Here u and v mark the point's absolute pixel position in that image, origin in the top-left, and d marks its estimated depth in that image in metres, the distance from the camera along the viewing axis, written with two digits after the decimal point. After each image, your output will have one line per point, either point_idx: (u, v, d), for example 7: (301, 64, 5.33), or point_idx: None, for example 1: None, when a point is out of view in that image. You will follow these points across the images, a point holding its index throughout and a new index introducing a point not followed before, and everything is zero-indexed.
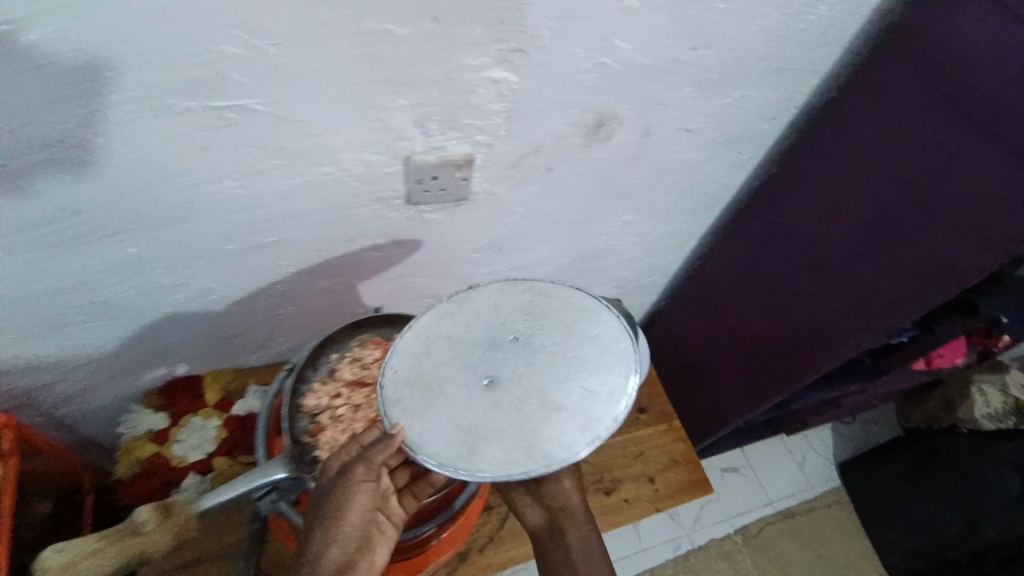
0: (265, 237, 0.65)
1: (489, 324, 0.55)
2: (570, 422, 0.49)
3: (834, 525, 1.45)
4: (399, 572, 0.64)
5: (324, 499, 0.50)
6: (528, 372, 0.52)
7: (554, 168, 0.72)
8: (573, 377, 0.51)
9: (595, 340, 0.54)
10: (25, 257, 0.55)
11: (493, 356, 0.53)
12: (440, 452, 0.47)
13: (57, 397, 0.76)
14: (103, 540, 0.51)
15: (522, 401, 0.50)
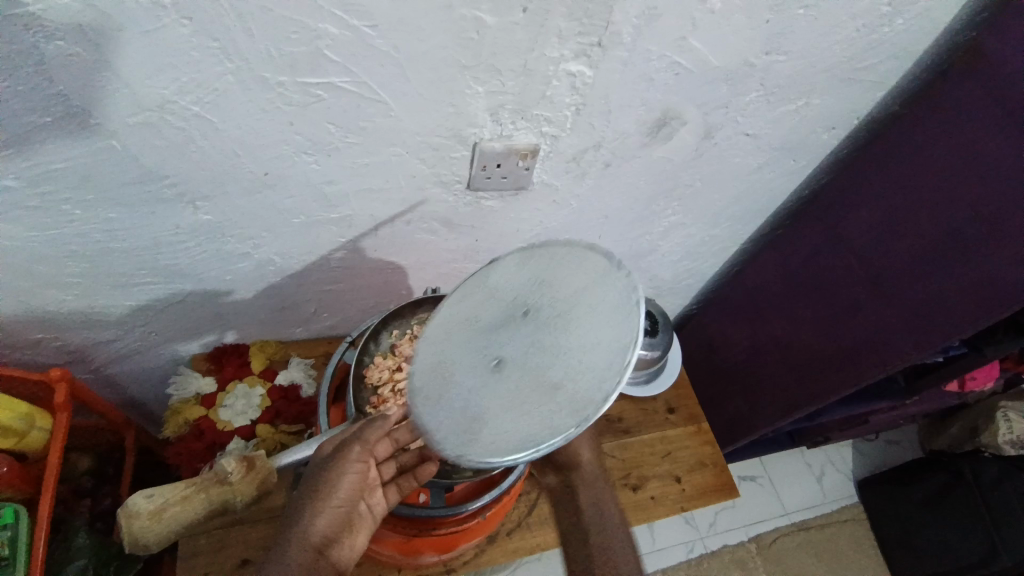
0: (329, 213, 0.66)
1: (505, 302, 0.56)
2: (558, 399, 0.48)
3: (848, 542, 1.45)
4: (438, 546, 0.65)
5: (319, 474, 0.53)
6: (522, 350, 0.52)
7: (612, 164, 0.73)
8: (572, 354, 0.50)
9: (602, 308, 0.51)
10: (109, 215, 0.58)
11: (502, 337, 0.54)
12: (449, 437, 0.51)
13: (109, 356, 0.78)
14: (190, 489, 0.58)
15: (524, 381, 0.51)
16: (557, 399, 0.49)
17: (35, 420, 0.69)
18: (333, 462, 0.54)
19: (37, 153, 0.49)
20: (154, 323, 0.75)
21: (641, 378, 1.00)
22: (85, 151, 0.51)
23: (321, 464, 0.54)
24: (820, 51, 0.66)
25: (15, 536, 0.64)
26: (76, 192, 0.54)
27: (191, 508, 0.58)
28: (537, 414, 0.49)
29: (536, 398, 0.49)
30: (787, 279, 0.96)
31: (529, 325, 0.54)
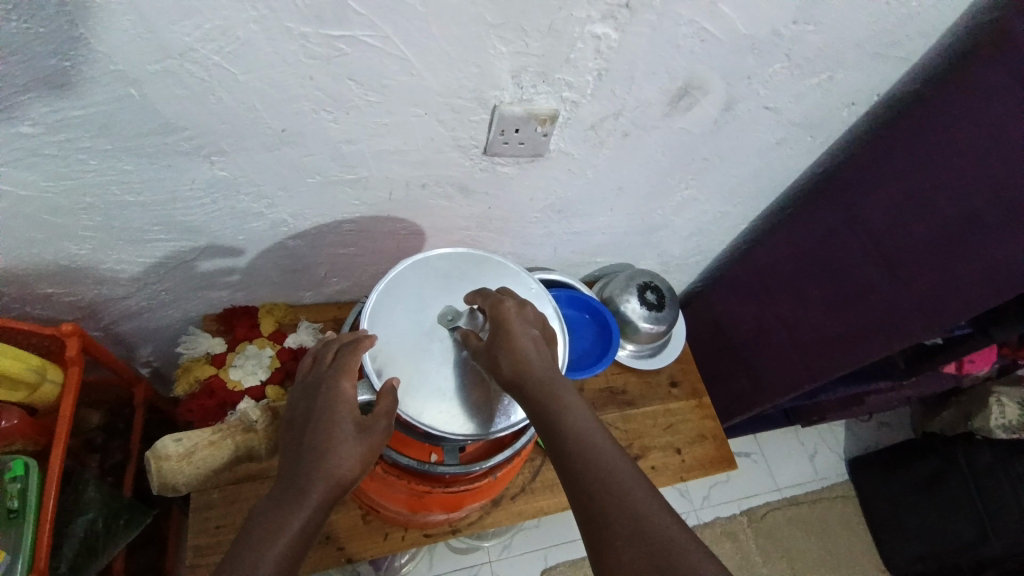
0: (345, 173, 0.66)
1: (450, 296, 0.60)
2: (439, 406, 0.55)
3: (837, 518, 1.48)
4: (438, 502, 0.65)
5: (321, 432, 0.50)
6: (435, 352, 0.57)
7: (631, 133, 0.72)
8: (401, 363, 0.56)
9: (377, 325, 0.57)
10: (128, 166, 0.57)
11: (440, 332, 0.58)
12: (510, 409, 0.56)
13: (121, 313, 0.78)
14: (220, 436, 0.70)
15: (436, 378, 0.56)
16: (458, 411, 0.55)
17: (47, 372, 0.69)
18: (352, 445, 0.50)
19: (56, 98, 0.49)
20: (166, 280, 0.75)
21: (646, 352, 1.01)
22: (106, 98, 0.50)
23: (339, 440, 0.49)
24: (850, 23, 0.65)
25: (26, 487, 0.65)
26: (92, 140, 0.53)
27: (218, 452, 0.70)
28: (481, 402, 0.56)
29: (471, 392, 0.56)
30: (796, 256, 0.97)
31: (434, 343, 0.57)
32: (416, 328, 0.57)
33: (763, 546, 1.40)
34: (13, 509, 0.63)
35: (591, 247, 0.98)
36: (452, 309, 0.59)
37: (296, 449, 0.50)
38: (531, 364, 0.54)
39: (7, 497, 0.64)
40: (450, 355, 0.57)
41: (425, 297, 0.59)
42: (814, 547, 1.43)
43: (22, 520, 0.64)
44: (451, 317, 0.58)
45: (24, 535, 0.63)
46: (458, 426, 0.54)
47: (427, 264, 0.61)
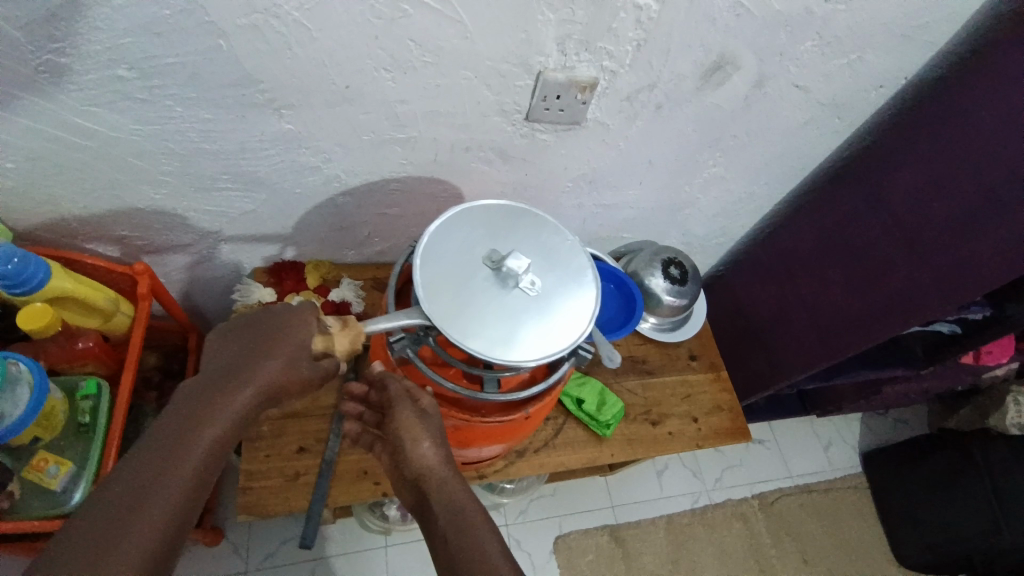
0: (397, 132, 0.72)
1: (495, 241, 0.63)
2: (483, 335, 0.57)
3: (849, 509, 1.50)
4: (468, 433, 0.68)
5: (257, 354, 0.56)
6: (480, 287, 0.59)
7: (663, 106, 0.76)
8: (450, 294, 0.58)
9: (429, 259, 0.60)
10: (207, 115, 0.63)
11: (485, 271, 0.60)
12: (548, 346, 0.58)
13: (183, 259, 0.85)
14: None
15: (480, 310, 0.58)
16: (501, 340, 0.57)
17: (121, 304, 0.73)
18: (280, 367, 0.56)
19: (155, 45, 0.55)
20: (226, 230, 0.82)
21: (666, 325, 1.05)
22: (198, 51, 0.56)
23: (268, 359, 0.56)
24: (876, 6, 0.69)
25: (96, 406, 0.68)
26: (180, 89, 0.60)
27: None
28: (524, 334, 0.58)
29: (514, 325, 0.58)
30: (819, 239, 1.01)
31: (479, 280, 0.60)
32: (463, 265, 0.60)
33: (774, 530, 1.43)
34: (83, 424, 0.67)
35: (617, 221, 1.02)
36: (497, 252, 0.62)
37: (237, 356, 0.56)
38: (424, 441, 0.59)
39: (80, 413, 0.67)
40: (495, 292, 0.59)
41: (470, 240, 0.62)
42: (825, 535, 1.45)
43: (91, 436, 0.67)
44: (496, 259, 0.61)
45: (91, 448, 0.66)
46: (502, 354, 0.56)
47: (473, 213, 0.64)
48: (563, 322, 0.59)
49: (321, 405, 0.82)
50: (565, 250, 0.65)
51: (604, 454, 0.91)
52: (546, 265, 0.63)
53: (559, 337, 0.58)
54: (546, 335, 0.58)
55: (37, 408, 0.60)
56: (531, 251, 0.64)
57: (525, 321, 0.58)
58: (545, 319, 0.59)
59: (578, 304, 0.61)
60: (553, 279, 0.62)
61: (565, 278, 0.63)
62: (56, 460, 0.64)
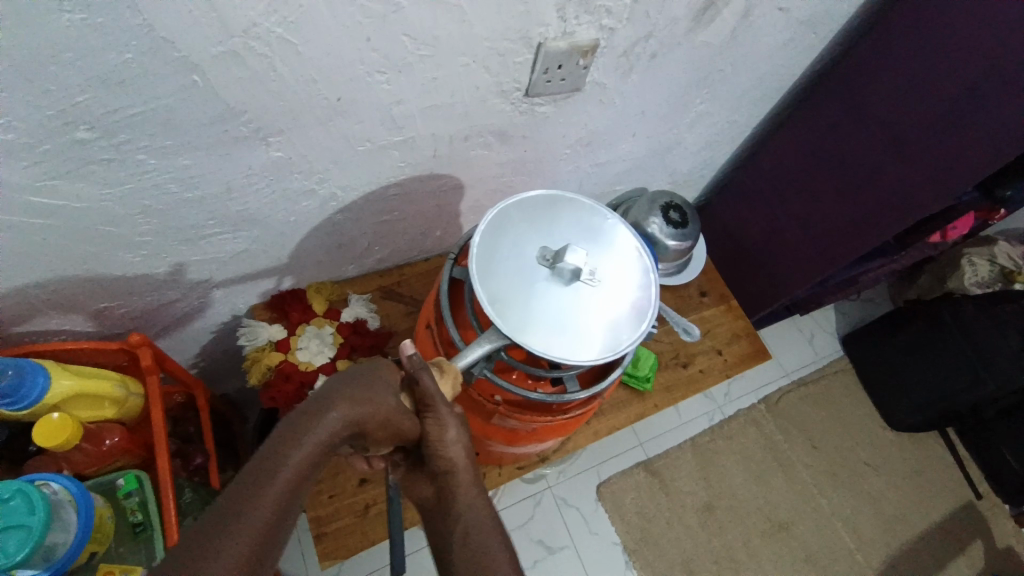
0: (394, 136, 0.65)
1: (541, 239, 0.61)
2: (563, 339, 0.55)
3: (838, 390, 1.65)
4: (543, 433, 0.67)
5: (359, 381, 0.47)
6: (544, 290, 0.57)
7: (657, 55, 0.74)
8: (518, 304, 0.56)
9: (485, 273, 0.57)
10: (186, 162, 0.55)
11: (543, 272, 0.58)
12: (624, 334, 0.57)
13: (175, 315, 0.77)
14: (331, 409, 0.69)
15: (551, 314, 0.56)
16: (582, 340, 0.56)
17: (128, 385, 0.65)
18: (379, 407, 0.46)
19: (119, 96, 0.46)
20: (217, 276, 0.74)
21: (672, 270, 1.04)
22: (172, 92, 0.48)
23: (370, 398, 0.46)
24: None
25: (143, 499, 0.62)
26: (153, 139, 0.51)
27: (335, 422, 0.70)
28: (600, 327, 0.57)
29: (588, 320, 0.57)
30: (803, 153, 1.03)
31: (541, 283, 0.58)
32: (521, 271, 0.58)
33: (783, 425, 1.55)
34: (137, 523, 0.61)
35: (611, 176, 1.00)
36: (549, 249, 0.60)
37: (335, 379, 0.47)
38: (469, 480, 0.52)
39: (129, 512, 0.61)
40: (560, 291, 0.57)
41: (519, 243, 0.60)
42: (824, 418, 1.60)
43: (150, 532, 0.61)
44: (551, 257, 0.59)
45: (156, 544, 0.61)
46: (586, 354, 0.55)
47: (511, 212, 0.61)
48: (630, 306, 0.59)
49: None
50: (608, 231, 0.64)
51: (649, 407, 0.94)
52: (596, 251, 0.62)
53: (631, 322, 0.58)
54: (620, 324, 0.58)
55: (89, 523, 0.55)
56: (578, 238, 0.62)
57: (597, 313, 0.57)
58: (614, 307, 0.58)
59: (637, 284, 0.61)
60: (607, 264, 0.61)
61: (618, 259, 0.62)
62: (123, 568, 0.57)
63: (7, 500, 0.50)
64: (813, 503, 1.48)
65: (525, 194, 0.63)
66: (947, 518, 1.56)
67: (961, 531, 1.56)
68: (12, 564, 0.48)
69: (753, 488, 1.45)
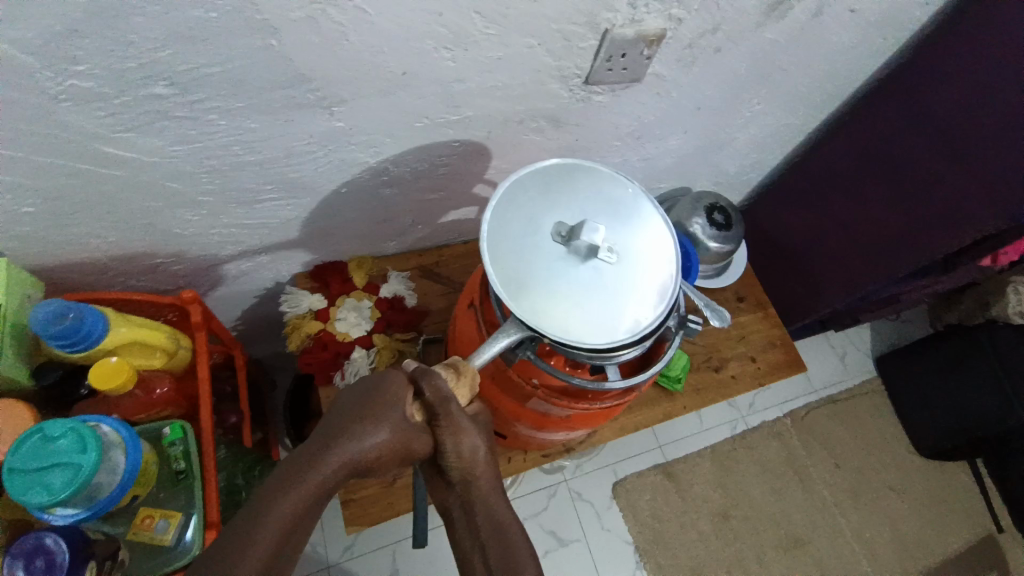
0: (451, 114, 0.66)
1: (557, 214, 0.59)
2: (578, 321, 0.54)
3: (867, 410, 1.61)
4: (576, 419, 0.66)
5: (367, 402, 0.45)
6: (558, 268, 0.56)
7: (722, 49, 0.72)
8: (531, 285, 0.55)
9: (497, 254, 0.56)
10: (252, 125, 0.56)
11: (558, 248, 0.57)
12: (644, 314, 0.56)
13: (222, 277, 0.80)
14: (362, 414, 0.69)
15: (566, 293, 0.55)
16: (599, 320, 0.55)
17: (179, 339, 0.67)
18: (386, 436, 0.44)
19: (200, 54, 0.47)
20: (266, 241, 0.76)
21: (711, 272, 1.03)
22: (248, 54, 0.49)
23: (374, 432, 0.44)
24: None
25: (187, 449, 0.63)
26: (224, 99, 0.52)
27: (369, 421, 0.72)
28: (619, 304, 0.55)
29: (606, 298, 0.55)
30: (855, 160, 1.00)
31: (556, 261, 0.56)
32: (534, 250, 0.57)
33: (806, 440, 1.52)
34: (180, 471, 0.62)
35: (656, 171, 0.99)
36: (564, 225, 0.58)
37: (341, 403, 0.46)
38: (490, 491, 0.51)
39: (173, 460, 0.62)
40: (576, 268, 0.56)
41: (533, 220, 0.58)
42: (850, 437, 1.56)
43: (191, 481, 0.62)
44: (566, 234, 0.57)
45: (195, 494, 0.62)
46: (603, 337, 0.54)
47: (524, 189, 0.60)
48: (647, 282, 0.58)
49: None
50: (625, 204, 0.62)
51: (677, 408, 0.93)
52: (613, 227, 0.60)
53: (653, 298, 0.57)
54: (638, 300, 0.56)
55: (134, 471, 0.56)
56: (594, 214, 0.60)
57: (615, 291, 0.56)
58: (632, 283, 0.57)
59: (655, 257, 0.59)
60: (624, 238, 0.59)
61: (635, 234, 0.60)
62: (162, 514, 0.59)
63: (58, 438, 0.51)
64: (831, 522, 1.45)
65: (542, 167, 0.61)
66: (970, 551, 1.51)
67: (985, 565, 1.50)
68: (57, 501, 0.49)
69: (771, 501, 1.42)
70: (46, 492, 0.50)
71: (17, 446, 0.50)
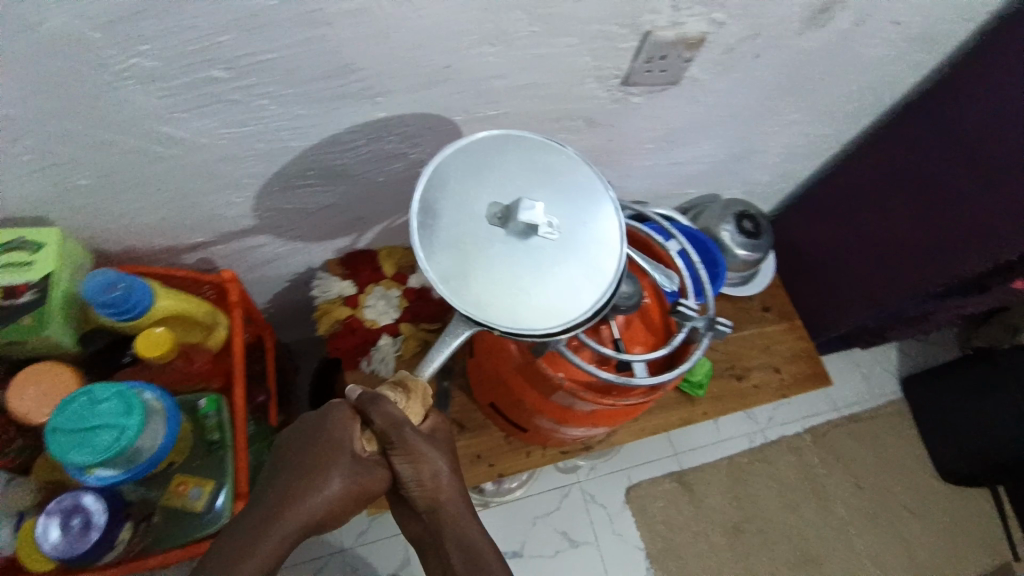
0: (489, 110, 0.67)
1: (490, 192, 0.52)
2: (528, 307, 0.50)
3: (890, 431, 1.57)
4: (599, 415, 0.67)
5: (322, 450, 0.53)
6: (498, 256, 0.50)
7: (761, 55, 0.72)
8: (469, 278, 0.49)
9: (430, 245, 0.50)
10: (299, 112, 0.58)
11: (495, 232, 0.50)
12: (598, 287, 0.51)
13: (258, 259, 0.82)
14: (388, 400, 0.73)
15: (510, 280, 0.50)
16: (548, 307, 0.50)
17: (217, 315, 0.70)
18: (339, 483, 0.52)
19: (256, 42, 0.50)
20: (303, 227, 0.78)
21: (738, 280, 1.03)
22: (300, 42, 0.51)
23: (327, 480, 0.52)
24: None
25: (221, 420, 0.66)
26: (275, 86, 0.54)
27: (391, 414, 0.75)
28: (569, 283, 0.51)
29: (554, 279, 0.50)
30: (887, 174, 0.99)
31: (495, 248, 0.50)
32: (468, 238, 0.50)
33: (826, 458, 1.50)
34: (214, 441, 0.65)
35: (687, 177, 0.99)
36: (498, 205, 0.51)
37: (299, 450, 0.54)
38: (456, 513, 0.58)
39: (208, 429, 0.65)
40: (516, 252, 0.50)
41: (464, 204, 0.51)
42: (870, 458, 1.53)
43: (223, 451, 0.65)
44: (502, 216, 0.50)
45: (226, 464, 0.64)
46: (558, 322, 0.50)
47: (451, 168, 0.52)
48: (598, 251, 0.52)
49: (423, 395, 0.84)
50: (569, 167, 0.55)
51: (696, 413, 0.93)
52: (554, 198, 0.53)
53: (607, 270, 0.52)
54: (590, 274, 0.51)
55: (173, 437, 0.58)
56: (531, 185, 0.53)
57: (562, 273, 0.51)
58: (582, 257, 0.52)
59: (604, 223, 0.53)
60: (569, 208, 0.53)
61: (578, 204, 0.53)
62: (196, 482, 0.62)
63: (103, 401, 0.53)
64: (846, 542, 1.42)
65: (475, 136, 0.54)
66: None
67: None
68: (100, 460, 0.51)
69: (786, 517, 1.40)
70: (90, 452, 0.51)
71: (63, 407, 0.52)
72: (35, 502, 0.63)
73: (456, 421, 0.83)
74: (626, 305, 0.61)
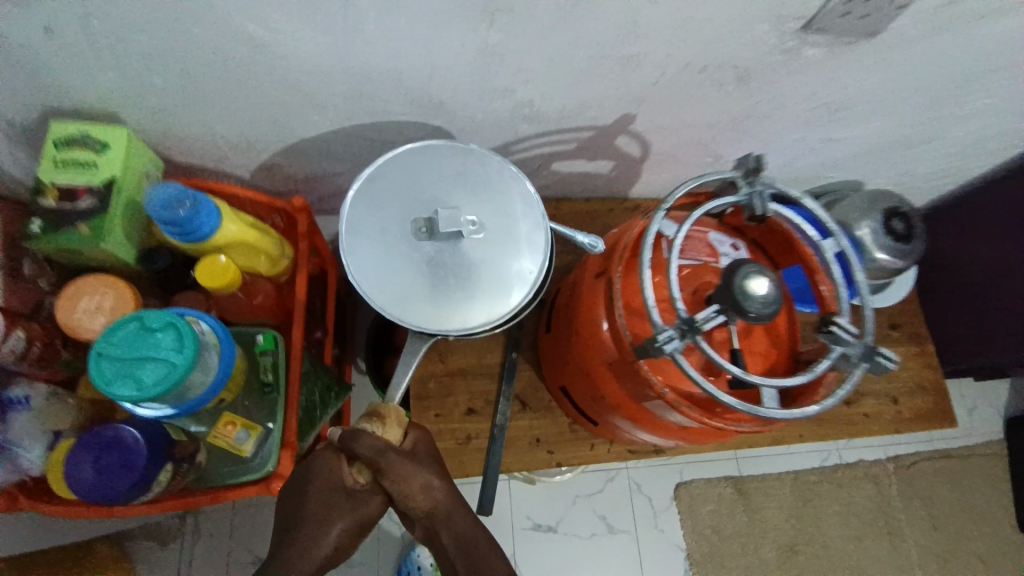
0: (626, 47, 0.54)
1: (412, 207, 0.57)
2: (473, 302, 0.55)
3: (985, 475, 1.39)
4: (694, 432, 0.57)
5: (314, 489, 0.53)
6: (432, 273, 0.55)
7: (994, 12, 0.54)
8: (414, 301, 0.55)
9: (375, 280, 0.55)
10: (403, 24, 0.48)
11: (424, 247, 0.56)
12: (529, 261, 0.57)
13: (332, 190, 0.75)
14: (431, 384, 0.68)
15: (448, 287, 0.55)
16: (488, 300, 0.55)
17: (283, 248, 0.65)
18: (336, 519, 0.51)
19: None
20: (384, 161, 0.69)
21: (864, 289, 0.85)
22: None
23: (326, 528, 0.51)
24: None
25: (276, 361, 0.61)
26: None
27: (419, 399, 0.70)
28: (502, 268, 0.56)
29: (484, 275, 0.56)
30: None
31: (427, 265, 0.56)
32: (405, 264, 0.55)
33: (906, 494, 1.34)
34: (266, 383, 0.60)
35: (831, 159, 0.82)
36: (421, 221, 0.56)
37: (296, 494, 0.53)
38: (453, 511, 0.54)
39: (261, 370, 0.60)
40: (442, 261, 0.56)
41: (390, 233, 0.56)
42: (955, 501, 1.37)
43: (275, 396, 0.60)
44: (427, 231, 0.56)
45: (277, 409, 0.60)
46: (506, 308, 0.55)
47: (368, 205, 0.56)
48: (526, 232, 0.58)
49: (487, 364, 0.77)
50: (470, 159, 0.59)
51: (791, 435, 0.81)
52: (469, 202, 0.57)
53: (533, 245, 0.57)
54: (519, 255, 0.57)
55: (225, 375, 0.53)
56: (447, 194, 0.57)
57: (489, 267, 0.56)
58: (507, 242, 0.57)
59: (518, 203, 0.58)
60: (483, 201, 0.58)
61: (493, 201, 0.58)
62: (245, 424, 0.57)
63: (156, 331, 0.48)
64: None
65: (379, 163, 0.57)
66: None
67: None
68: (145, 398, 0.46)
69: (847, 546, 1.28)
70: (135, 387, 0.46)
71: (114, 332, 0.47)
72: (73, 423, 0.61)
73: (518, 399, 0.76)
74: (760, 314, 0.48)
